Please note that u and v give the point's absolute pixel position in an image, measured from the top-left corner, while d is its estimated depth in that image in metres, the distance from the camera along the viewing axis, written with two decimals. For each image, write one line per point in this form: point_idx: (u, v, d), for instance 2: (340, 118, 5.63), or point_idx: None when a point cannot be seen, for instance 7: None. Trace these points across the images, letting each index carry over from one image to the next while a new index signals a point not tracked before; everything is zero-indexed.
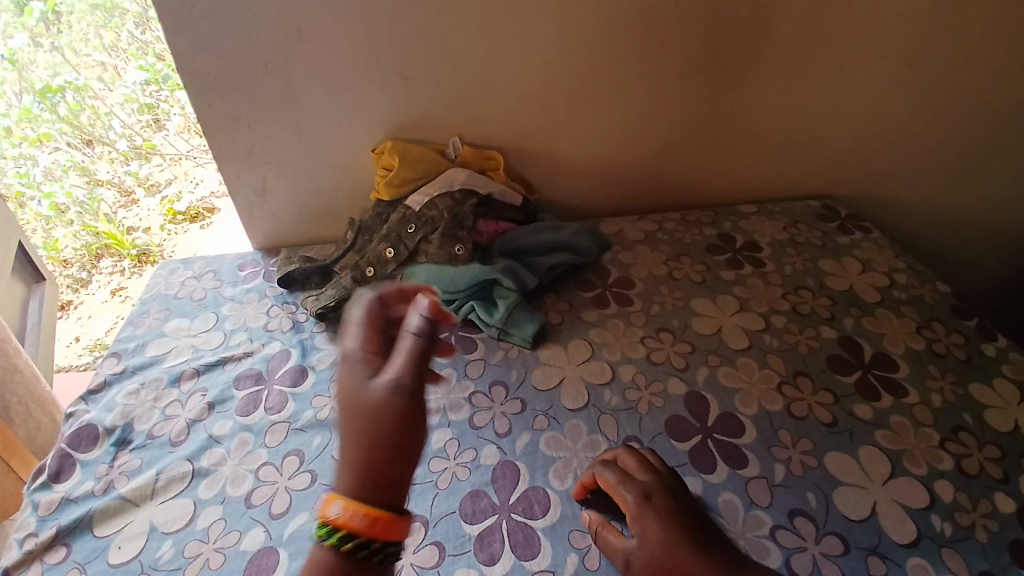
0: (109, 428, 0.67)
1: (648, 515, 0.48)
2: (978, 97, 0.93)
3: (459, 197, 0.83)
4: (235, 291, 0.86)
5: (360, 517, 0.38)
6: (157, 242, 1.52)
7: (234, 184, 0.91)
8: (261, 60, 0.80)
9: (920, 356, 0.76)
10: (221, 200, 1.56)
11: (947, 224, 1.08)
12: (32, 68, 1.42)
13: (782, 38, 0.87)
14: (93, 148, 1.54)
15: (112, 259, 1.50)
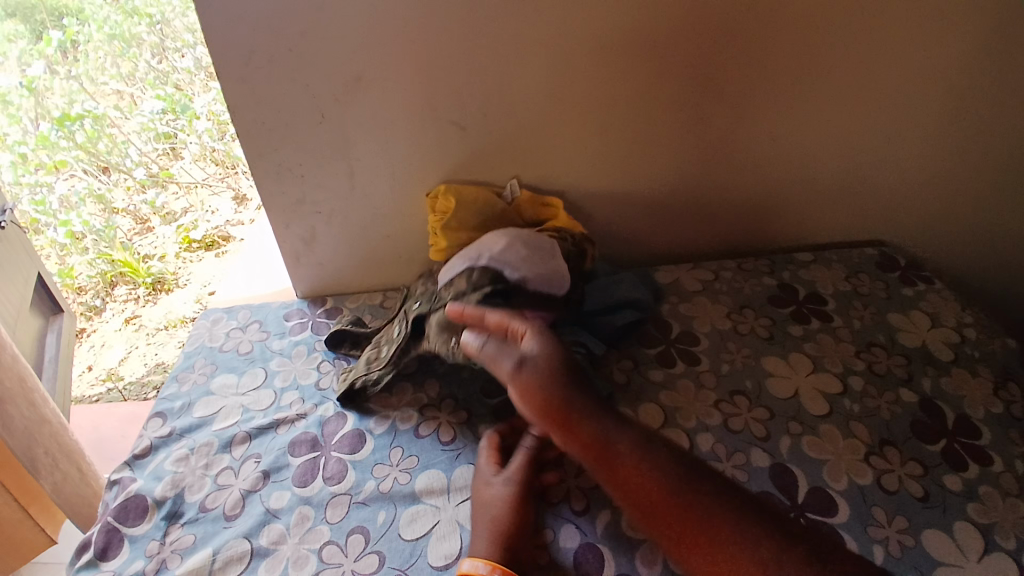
0: (159, 500, 0.63)
1: (533, 363, 0.54)
2: None
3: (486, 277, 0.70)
4: (282, 344, 0.82)
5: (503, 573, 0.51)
6: (172, 270, 1.48)
7: (282, 233, 0.89)
8: (318, 111, 0.78)
9: (1001, 419, 0.72)
10: (239, 230, 1.54)
11: (1003, 270, 1.04)
12: (48, 96, 1.41)
13: (840, 88, 0.85)
14: (109, 175, 1.51)
15: (128, 287, 1.46)
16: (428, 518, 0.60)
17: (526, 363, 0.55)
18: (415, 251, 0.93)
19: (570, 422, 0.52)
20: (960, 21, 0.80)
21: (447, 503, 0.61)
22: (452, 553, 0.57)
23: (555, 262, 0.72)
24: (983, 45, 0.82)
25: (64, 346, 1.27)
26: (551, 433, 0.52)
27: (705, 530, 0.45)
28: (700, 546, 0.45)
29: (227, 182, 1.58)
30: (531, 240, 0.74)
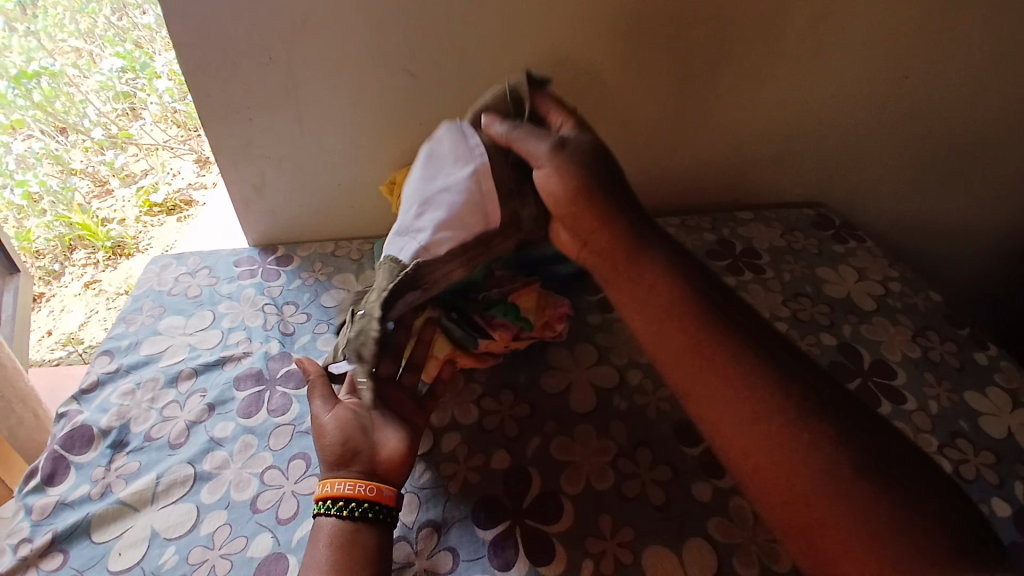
0: (104, 429, 0.65)
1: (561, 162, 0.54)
2: (969, 114, 0.95)
3: (394, 266, 0.61)
4: (231, 288, 0.84)
5: (366, 486, 0.53)
6: (132, 234, 1.43)
7: (231, 176, 0.90)
8: (265, 52, 0.78)
9: (917, 363, 0.78)
10: (199, 193, 1.43)
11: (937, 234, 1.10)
12: (5, 54, 1.30)
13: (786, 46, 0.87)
14: (67, 136, 1.42)
15: (86, 251, 1.42)
16: None
17: (551, 163, 0.54)
18: (366, 200, 0.94)
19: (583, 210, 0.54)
20: None
21: None
22: None
23: (454, 181, 0.59)
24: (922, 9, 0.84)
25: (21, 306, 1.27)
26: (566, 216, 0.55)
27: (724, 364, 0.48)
28: (688, 356, 0.50)
29: (189, 144, 1.47)
30: (429, 169, 0.61)
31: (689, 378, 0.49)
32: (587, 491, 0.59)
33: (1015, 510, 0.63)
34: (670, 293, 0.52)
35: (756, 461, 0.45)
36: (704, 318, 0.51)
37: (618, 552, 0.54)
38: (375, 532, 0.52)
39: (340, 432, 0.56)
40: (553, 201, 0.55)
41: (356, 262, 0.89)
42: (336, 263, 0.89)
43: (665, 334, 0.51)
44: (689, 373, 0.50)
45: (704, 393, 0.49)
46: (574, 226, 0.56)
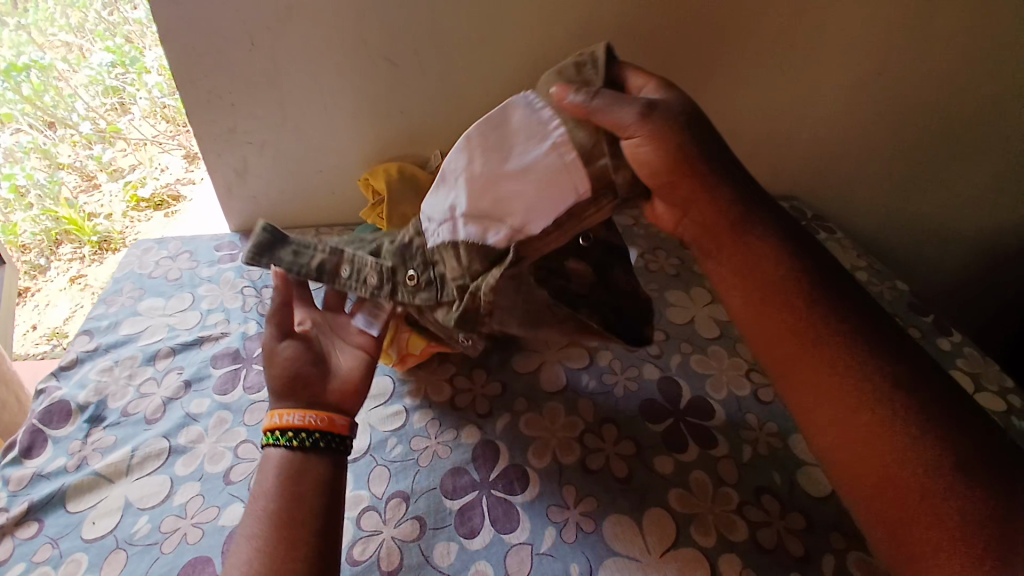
0: (81, 405, 0.66)
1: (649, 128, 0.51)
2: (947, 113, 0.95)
3: (482, 253, 0.56)
4: (212, 271, 0.85)
5: (318, 418, 0.56)
6: (120, 229, 1.30)
7: (213, 161, 0.91)
8: (248, 38, 0.80)
9: None
10: (190, 188, 1.31)
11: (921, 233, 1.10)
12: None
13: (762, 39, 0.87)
14: (55, 130, 1.29)
15: (73, 245, 1.30)
16: None
17: (644, 133, 0.51)
18: (347, 187, 0.96)
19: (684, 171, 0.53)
20: None
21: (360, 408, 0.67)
22: (360, 449, 0.63)
23: (537, 152, 0.52)
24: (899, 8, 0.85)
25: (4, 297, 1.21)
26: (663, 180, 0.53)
27: (822, 340, 0.51)
28: (788, 335, 0.52)
29: (179, 139, 1.33)
30: (501, 145, 0.54)
31: (783, 352, 0.52)
32: (552, 465, 0.61)
33: None
34: (776, 265, 0.53)
35: (842, 434, 0.49)
36: (812, 300, 0.52)
37: (581, 521, 0.56)
38: (325, 458, 0.54)
39: (294, 361, 0.60)
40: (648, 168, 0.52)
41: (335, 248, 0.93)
42: None
43: (764, 310, 0.53)
44: (786, 351, 0.52)
45: (800, 372, 0.51)
46: (671, 194, 0.54)
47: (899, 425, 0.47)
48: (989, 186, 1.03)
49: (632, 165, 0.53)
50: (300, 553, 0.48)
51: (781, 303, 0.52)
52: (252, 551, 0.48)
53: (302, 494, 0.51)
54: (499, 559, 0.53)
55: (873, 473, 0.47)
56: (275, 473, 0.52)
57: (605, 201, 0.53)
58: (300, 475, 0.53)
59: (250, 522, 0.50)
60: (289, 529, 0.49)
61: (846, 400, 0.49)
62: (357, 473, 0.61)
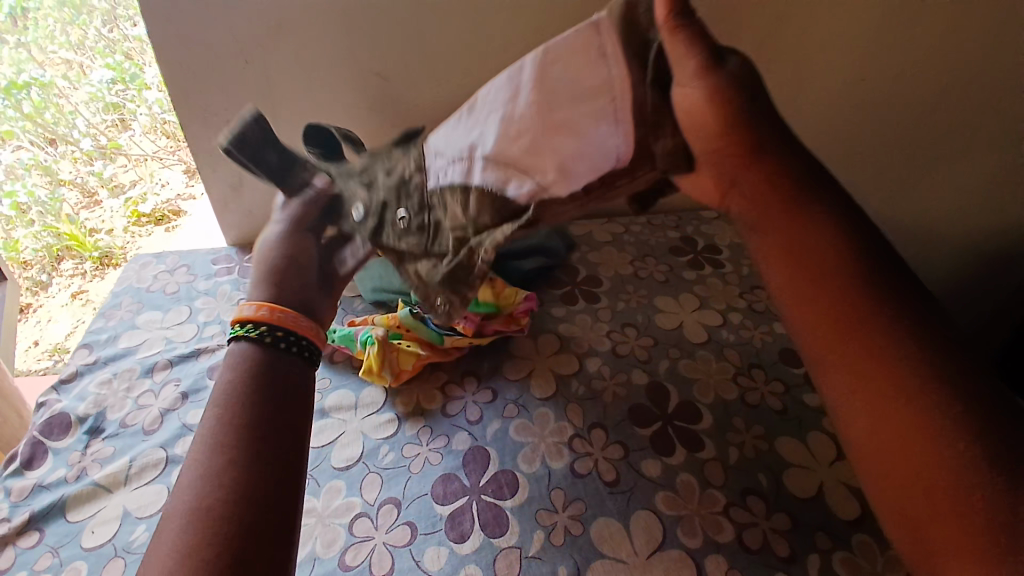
0: (81, 417, 0.68)
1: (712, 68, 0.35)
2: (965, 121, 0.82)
3: (495, 209, 0.43)
4: (208, 284, 0.86)
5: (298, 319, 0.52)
6: (121, 245, 1.31)
7: (209, 176, 0.93)
8: (241, 55, 0.82)
9: None
10: (189, 203, 1.32)
11: None
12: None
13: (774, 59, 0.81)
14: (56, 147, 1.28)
15: (73, 261, 1.32)
16: (333, 430, 0.67)
17: (700, 77, 0.35)
18: None
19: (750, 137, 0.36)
20: None
21: (354, 416, 0.69)
22: (353, 456, 0.64)
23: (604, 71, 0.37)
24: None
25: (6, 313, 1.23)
26: (701, 136, 0.37)
27: (878, 329, 0.34)
28: (830, 316, 0.35)
29: (178, 155, 1.30)
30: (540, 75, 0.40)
31: (824, 343, 0.35)
32: (542, 469, 0.62)
33: None
34: (824, 227, 0.36)
35: (880, 454, 0.33)
36: (868, 277, 0.35)
37: (569, 525, 0.57)
38: (295, 367, 0.50)
39: (285, 257, 0.56)
40: (692, 118, 0.37)
41: None
42: None
43: (800, 287, 0.36)
44: (828, 337, 0.35)
45: (842, 362, 0.34)
46: (715, 152, 0.37)
47: (968, 455, 0.31)
48: None
49: (671, 113, 0.37)
50: (278, 454, 0.42)
51: (826, 278, 0.35)
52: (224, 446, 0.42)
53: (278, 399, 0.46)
54: (488, 563, 0.54)
55: (935, 509, 0.31)
56: (240, 374, 0.47)
57: (642, 171, 0.39)
58: (272, 380, 0.47)
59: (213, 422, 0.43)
60: (265, 431, 0.43)
61: (894, 414, 0.33)
62: (350, 480, 0.62)
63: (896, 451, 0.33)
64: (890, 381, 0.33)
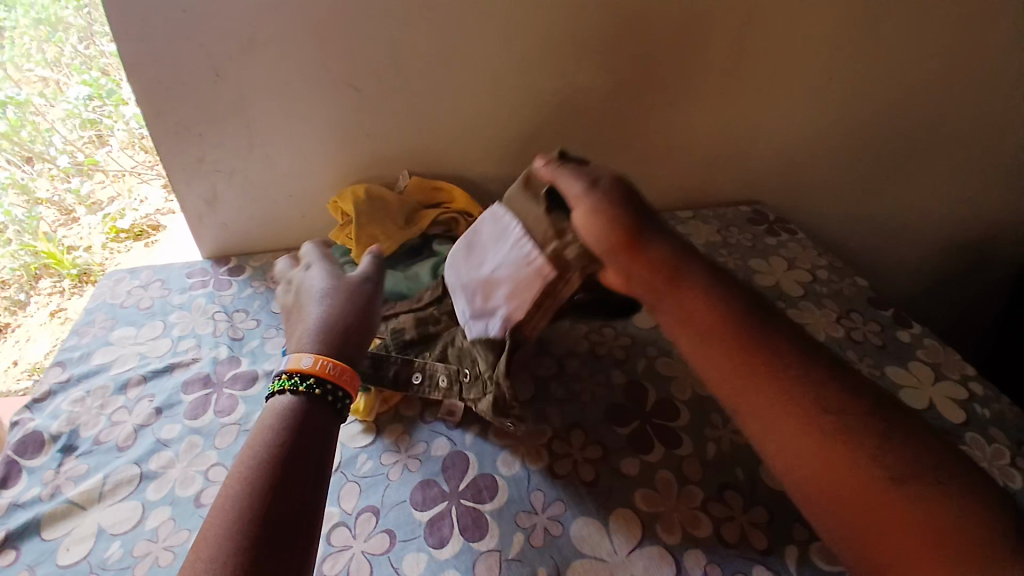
0: (54, 435, 0.67)
1: (608, 194, 0.55)
2: (871, 124, 1.01)
3: (486, 344, 0.63)
4: (183, 298, 0.86)
5: (347, 374, 0.54)
6: (100, 261, 1.28)
7: (182, 190, 0.92)
8: (213, 71, 0.82)
9: (841, 343, 0.80)
10: (171, 216, 1.34)
11: (880, 229, 1.15)
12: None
13: (726, 63, 0.91)
14: (33, 165, 1.22)
15: (51, 280, 1.24)
16: None
17: (586, 203, 0.55)
18: (317, 211, 0.97)
19: (643, 239, 0.52)
20: None
21: None
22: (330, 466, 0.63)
23: (512, 252, 0.62)
24: (844, 17, 0.89)
25: None
26: (614, 253, 0.53)
27: (773, 366, 0.45)
28: (742, 366, 0.46)
29: (159, 170, 1.33)
30: (484, 249, 0.66)
31: (740, 391, 0.46)
32: (521, 472, 0.62)
33: None
34: (710, 301, 0.49)
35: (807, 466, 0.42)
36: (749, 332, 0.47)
37: (549, 525, 0.57)
38: (327, 419, 0.51)
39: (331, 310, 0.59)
40: (595, 235, 0.54)
41: None
42: None
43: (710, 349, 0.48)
44: (743, 385, 0.46)
45: (753, 394, 0.45)
46: (617, 258, 0.53)
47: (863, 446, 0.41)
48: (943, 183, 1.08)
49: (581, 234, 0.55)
50: (294, 515, 0.43)
51: (727, 337, 0.47)
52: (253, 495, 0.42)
53: (312, 454, 0.47)
54: (468, 567, 0.54)
55: (866, 504, 0.40)
56: (282, 421, 0.49)
57: (570, 276, 0.58)
58: (304, 430, 0.49)
59: (246, 470, 0.44)
60: (293, 486, 0.44)
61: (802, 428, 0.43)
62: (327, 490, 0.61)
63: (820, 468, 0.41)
64: (796, 409, 0.43)
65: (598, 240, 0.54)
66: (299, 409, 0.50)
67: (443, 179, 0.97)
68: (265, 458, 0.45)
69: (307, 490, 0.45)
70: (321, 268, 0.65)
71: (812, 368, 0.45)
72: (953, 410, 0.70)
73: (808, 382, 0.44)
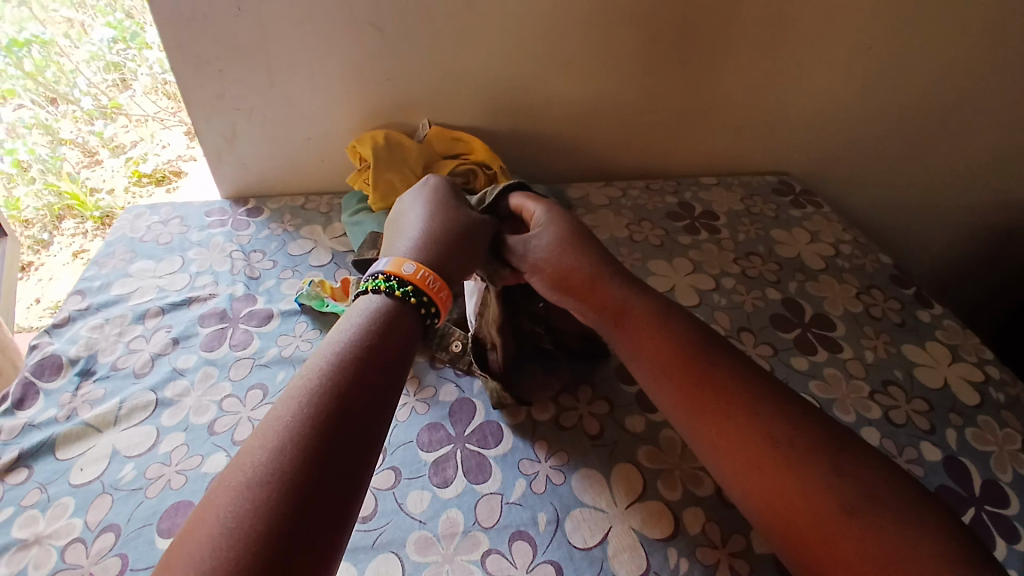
0: (73, 359, 0.69)
1: (560, 230, 0.57)
2: (910, 96, 0.97)
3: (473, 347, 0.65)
4: (201, 236, 0.86)
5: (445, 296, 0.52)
6: (122, 206, 1.25)
7: (202, 128, 0.92)
8: (233, 4, 0.80)
9: (857, 317, 0.79)
10: (193, 163, 1.29)
11: (908, 208, 1.12)
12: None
13: (762, 23, 0.87)
14: (58, 107, 1.25)
15: (74, 221, 1.26)
16: None
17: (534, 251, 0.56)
18: (336, 157, 0.97)
19: (596, 282, 0.54)
20: None
21: None
22: None
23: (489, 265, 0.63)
24: None
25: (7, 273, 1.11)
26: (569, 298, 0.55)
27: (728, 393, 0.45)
28: (697, 397, 0.46)
29: (181, 117, 1.32)
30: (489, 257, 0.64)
31: (695, 414, 0.46)
32: (527, 421, 0.63)
33: (945, 455, 0.62)
34: (663, 329, 0.50)
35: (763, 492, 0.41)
36: (701, 357, 0.48)
37: (551, 474, 0.58)
38: (407, 340, 0.47)
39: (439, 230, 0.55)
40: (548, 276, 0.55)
41: (325, 215, 0.92)
42: (305, 215, 0.92)
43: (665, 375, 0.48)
44: (698, 410, 0.46)
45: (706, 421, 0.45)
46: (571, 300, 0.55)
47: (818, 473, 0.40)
48: (978, 162, 1.05)
49: (539, 275, 0.56)
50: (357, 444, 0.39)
51: (683, 365, 0.48)
52: (324, 395, 0.40)
53: (388, 371, 0.44)
54: (469, 507, 0.55)
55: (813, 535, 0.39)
56: (367, 328, 0.46)
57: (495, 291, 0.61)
58: (385, 341, 0.45)
59: (322, 369, 0.41)
60: (361, 397, 0.41)
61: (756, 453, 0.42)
62: None
63: (776, 497, 0.40)
64: (749, 443, 0.43)
65: (543, 276, 0.56)
66: (384, 317, 0.47)
67: (463, 130, 0.96)
68: (343, 360, 0.42)
69: (377, 406, 0.41)
70: (414, 193, 0.61)
71: (767, 403, 0.44)
72: (966, 390, 0.69)
73: (762, 411, 0.44)
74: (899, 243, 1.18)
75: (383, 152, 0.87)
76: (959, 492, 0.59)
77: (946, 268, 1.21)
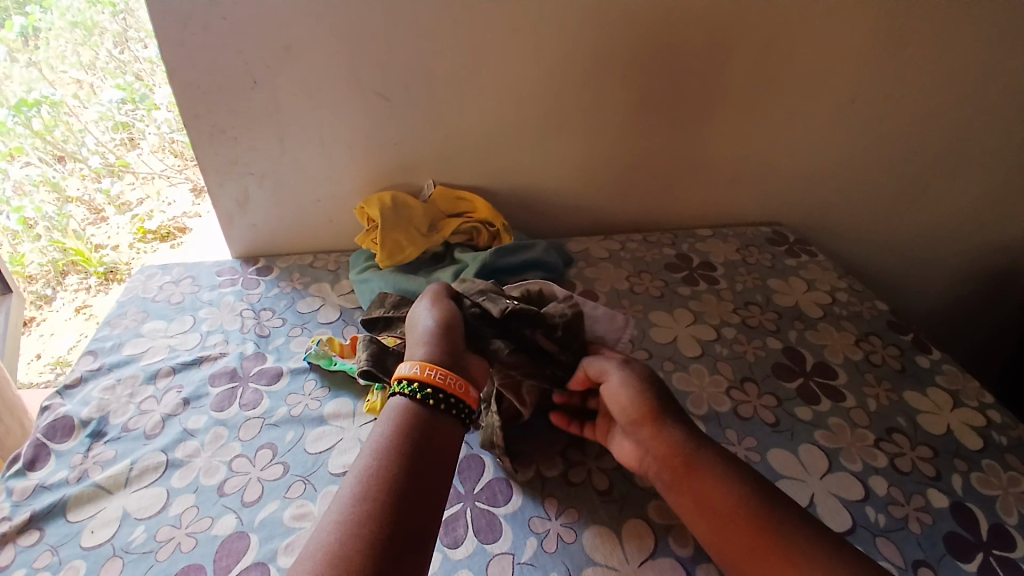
0: (84, 420, 0.69)
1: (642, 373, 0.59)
2: (892, 147, 1.02)
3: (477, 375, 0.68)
4: (213, 295, 0.89)
5: (438, 373, 0.54)
6: (125, 261, 1.29)
7: (216, 192, 0.95)
8: (250, 77, 0.85)
9: (857, 365, 0.80)
10: (200, 219, 1.32)
11: (899, 253, 1.15)
12: (4, 83, 1.15)
13: (748, 83, 0.93)
14: (65, 164, 1.27)
15: (79, 275, 1.29)
16: (332, 436, 0.66)
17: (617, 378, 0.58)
18: (343, 217, 1.00)
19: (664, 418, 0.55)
20: (842, 20, 0.88)
21: (351, 424, 0.68)
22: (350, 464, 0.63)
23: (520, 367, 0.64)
24: (867, 42, 0.90)
25: (13, 329, 1.13)
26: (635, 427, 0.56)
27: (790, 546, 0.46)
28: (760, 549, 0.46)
29: (187, 174, 1.37)
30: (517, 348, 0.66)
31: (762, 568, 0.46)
32: (536, 478, 0.63)
33: (952, 501, 0.62)
34: (721, 475, 0.51)
35: None
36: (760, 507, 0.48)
37: (562, 531, 0.58)
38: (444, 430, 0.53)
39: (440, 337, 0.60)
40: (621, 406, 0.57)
41: (333, 273, 0.95)
42: (313, 274, 0.95)
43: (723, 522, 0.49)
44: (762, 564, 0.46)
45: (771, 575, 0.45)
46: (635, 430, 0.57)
47: None
48: (963, 207, 1.08)
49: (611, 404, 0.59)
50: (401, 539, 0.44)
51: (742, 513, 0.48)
52: (373, 500, 0.45)
53: (426, 467, 0.49)
54: (480, 567, 0.55)
55: None
56: (406, 430, 0.51)
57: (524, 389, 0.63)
58: (431, 440, 0.51)
59: (370, 472, 0.47)
60: (409, 494, 0.46)
61: None
62: None
63: None
64: None
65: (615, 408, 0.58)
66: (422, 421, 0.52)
67: (466, 189, 1.00)
68: (387, 464, 0.48)
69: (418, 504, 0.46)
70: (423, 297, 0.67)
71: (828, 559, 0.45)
72: (970, 436, 0.70)
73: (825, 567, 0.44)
74: (895, 288, 1.20)
75: (392, 212, 0.91)
76: (967, 537, 0.59)
77: (942, 310, 1.22)
